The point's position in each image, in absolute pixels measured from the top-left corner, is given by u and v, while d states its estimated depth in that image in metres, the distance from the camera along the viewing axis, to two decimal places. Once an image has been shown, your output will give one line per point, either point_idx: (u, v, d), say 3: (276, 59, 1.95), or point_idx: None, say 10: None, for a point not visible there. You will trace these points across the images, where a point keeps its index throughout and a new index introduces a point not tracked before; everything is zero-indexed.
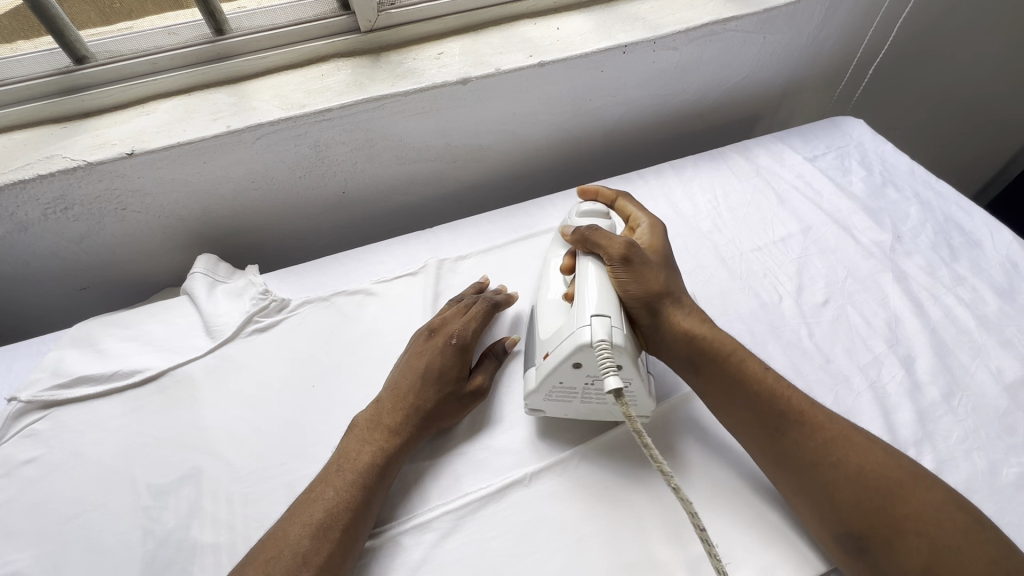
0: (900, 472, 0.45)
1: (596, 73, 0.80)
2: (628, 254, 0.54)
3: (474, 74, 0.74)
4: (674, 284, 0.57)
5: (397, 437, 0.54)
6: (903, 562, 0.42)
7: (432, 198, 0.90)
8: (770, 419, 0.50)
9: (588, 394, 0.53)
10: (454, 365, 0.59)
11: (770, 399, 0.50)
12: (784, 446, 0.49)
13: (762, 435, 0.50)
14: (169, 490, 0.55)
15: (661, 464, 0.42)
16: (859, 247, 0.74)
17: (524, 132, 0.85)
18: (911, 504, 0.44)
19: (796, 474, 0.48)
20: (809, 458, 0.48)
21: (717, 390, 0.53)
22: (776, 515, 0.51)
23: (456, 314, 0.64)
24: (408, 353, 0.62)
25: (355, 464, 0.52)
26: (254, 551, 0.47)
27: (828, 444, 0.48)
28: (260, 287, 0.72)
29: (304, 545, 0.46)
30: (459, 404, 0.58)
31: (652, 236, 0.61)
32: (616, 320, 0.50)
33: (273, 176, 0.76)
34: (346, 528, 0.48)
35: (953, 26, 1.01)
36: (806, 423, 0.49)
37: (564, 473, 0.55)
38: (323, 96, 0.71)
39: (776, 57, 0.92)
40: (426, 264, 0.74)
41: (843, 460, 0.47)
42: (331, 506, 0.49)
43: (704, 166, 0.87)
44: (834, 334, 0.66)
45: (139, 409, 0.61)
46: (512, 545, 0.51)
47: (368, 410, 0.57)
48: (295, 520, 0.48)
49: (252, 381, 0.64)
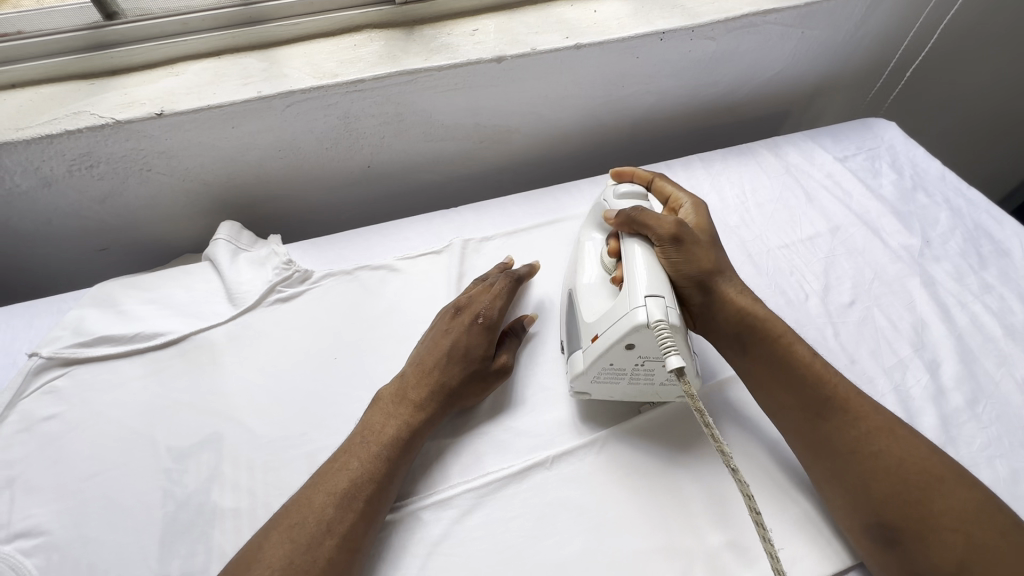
0: (942, 467, 0.45)
1: (631, 59, 0.79)
2: (678, 233, 0.53)
3: (509, 53, 0.72)
4: (723, 262, 0.56)
5: (422, 412, 0.54)
6: (934, 557, 0.42)
7: (456, 177, 0.89)
8: (813, 406, 0.50)
9: (638, 373, 0.51)
10: (480, 344, 0.59)
11: (815, 386, 0.50)
12: (823, 434, 0.49)
13: (804, 421, 0.50)
14: (190, 454, 0.55)
15: (722, 444, 0.40)
16: (887, 250, 0.74)
17: (553, 116, 0.84)
18: (948, 499, 0.44)
19: (833, 462, 0.48)
20: (848, 447, 0.48)
21: (767, 370, 0.52)
22: (803, 505, 0.51)
23: (481, 292, 0.63)
24: (433, 330, 0.61)
25: (380, 437, 0.52)
26: (279, 516, 0.47)
27: (871, 433, 0.48)
28: (284, 257, 0.71)
29: (328, 514, 0.46)
30: (486, 382, 0.58)
31: (697, 216, 0.60)
32: (670, 300, 0.48)
33: (300, 145, 0.75)
34: (369, 498, 0.48)
35: (991, 31, 0.99)
36: (848, 412, 0.49)
37: (588, 455, 0.55)
38: (356, 66, 0.70)
39: (811, 52, 0.90)
40: (450, 244, 0.74)
41: (883, 448, 0.47)
42: (356, 476, 0.49)
43: (733, 160, 0.86)
44: (859, 335, 0.65)
45: (159, 372, 0.61)
46: (533, 526, 0.51)
47: (392, 384, 0.57)
48: (320, 488, 0.48)
49: (274, 350, 0.64)
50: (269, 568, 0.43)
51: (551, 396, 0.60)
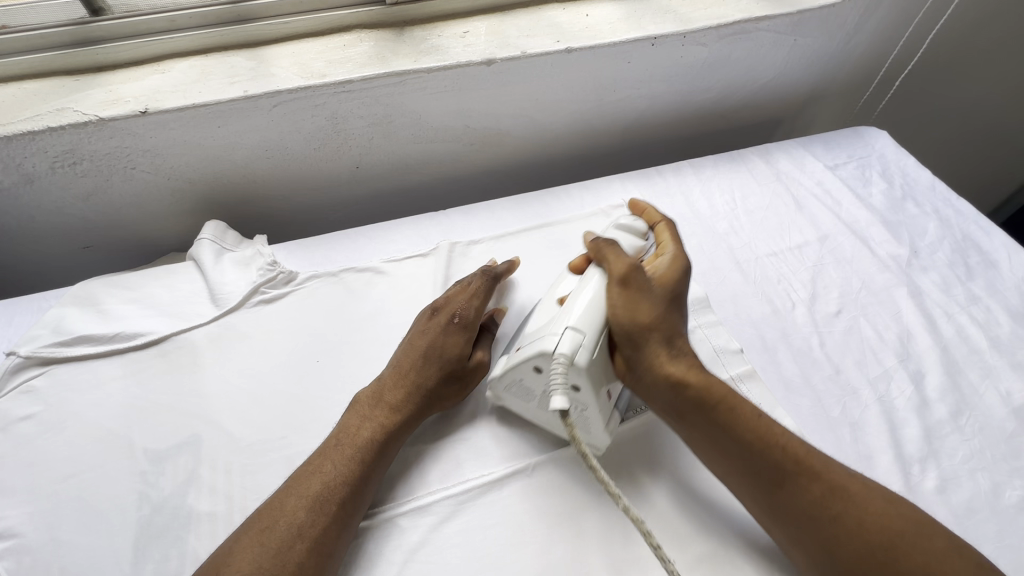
0: (903, 521, 0.44)
1: (622, 64, 0.78)
2: (629, 275, 0.54)
3: (499, 56, 0.72)
4: (673, 323, 0.54)
5: (398, 414, 0.54)
6: None
7: (446, 179, 0.89)
8: (763, 471, 0.48)
9: (545, 400, 0.53)
10: (457, 344, 0.58)
11: (761, 450, 0.48)
12: (779, 500, 0.47)
13: (757, 488, 0.48)
14: (167, 456, 0.55)
15: (610, 486, 0.45)
16: (875, 260, 0.74)
17: (544, 120, 0.84)
18: (914, 556, 0.42)
19: (792, 527, 0.46)
20: (807, 511, 0.45)
21: (701, 437, 0.50)
22: (760, 568, 0.49)
23: (457, 292, 0.62)
24: (409, 331, 0.61)
25: (355, 440, 0.51)
26: (251, 519, 0.46)
27: (828, 494, 0.46)
28: (268, 257, 0.70)
29: (300, 518, 0.46)
30: (464, 382, 0.58)
31: (667, 269, 0.57)
32: (588, 339, 0.50)
33: (288, 146, 0.74)
34: (343, 503, 0.48)
35: (983, 41, 1.00)
36: (802, 473, 0.47)
37: (565, 465, 0.55)
38: (345, 67, 0.70)
39: (804, 60, 0.90)
40: (437, 246, 0.73)
41: (841, 512, 0.45)
42: (330, 480, 0.48)
43: (724, 166, 0.86)
44: (845, 345, 0.65)
45: (139, 373, 0.61)
46: (511, 535, 0.50)
47: (369, 387, 0.56)
48: (293, 492, 0.47)
49: (256, 352, 0.63)
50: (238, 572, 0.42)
51: None
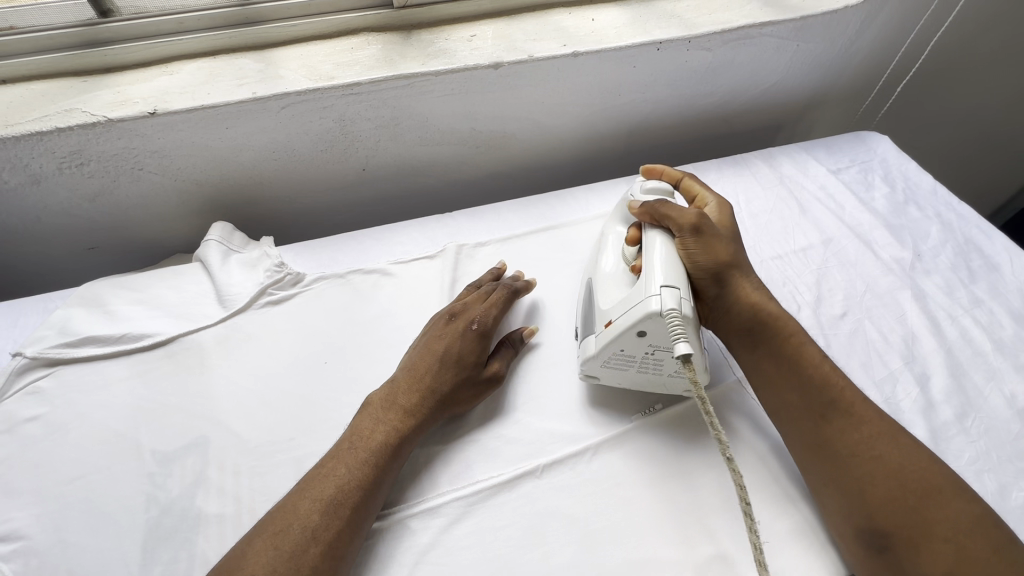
0: (940, 477, 0.46)
1: (628, 68, 0.79)
2: (698, 223, 0.56)
3: (507, 59, 0.73)
4: (742, 257, 0.58)
5: (412, 418, 0.54)
6: (924, 564, 0.43)
7: (452, 182, 0.89)
8: (819, 407, 0.51)
9: (647, 362, 0.54)
10: (473, 350, 0.58)
11: (822, 387, 0.51)
12: (828, 434, 0.50)
13: (808, 420, 0.51)
14: (174, 458, 0.55)
15: (719, 432, 0.45)
16: (878, 263, 0.74)
17: (550, 123, 0.84)
18: (945, 510, 0.44)
19: (832, 463, 0.49)
20: (850, 449, 0.48)
21: (773, 365, 0.54)
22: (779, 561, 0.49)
23: (476, 300, 0.63)
24: (426, 335, 0.61)
25: (368, 443, 0.51)
26: (264, 523, 0.46)
27: (874, 438, 0.48)
28: (276, 259, 0.70)
29: (314, 520, 0.46)
30: (473, 391, 0.57)
31: (721, 214, 0.62)
32: (684, 290, 0.51)
33: (295, 148, 0.74)
34: (357, 505, 0.47)
35: (983, 48, 1.01)
36: (852, 415, 0.50)
37: (577, 466, 0.55)
38: (353, 69, 0.70)
39: (807, 65, 0.91)
40: (444, 248, 0.73)
41: (882, 453, 0.48)
42: (344, 483, 0.48)
43: (728, 170, 0.87)
44: (851, 347, 0.65)
45: (146, 374, 0.60)
46: (522, 535, 0.50)
47: (382, 390, 0.56)
48: (307, 494, 0.47)
49: (264, 353, 0.63)
50: None
51: (544, 404, 0.60)
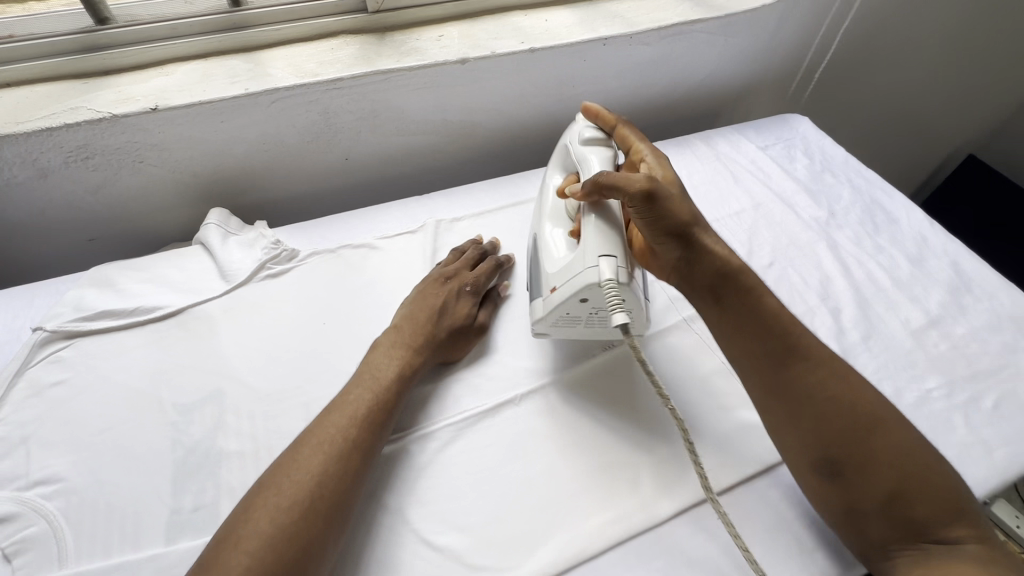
0: (883, 409, 0.52)
1: (580, 61, 0.90)
2: (651, 189, 0.57)
3: (472, 55, 0.82)
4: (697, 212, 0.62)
5: (421, 357, 0.63)
6: (870, 484, 0.49)
7: (427, 169, 0.98)
8: (779, 353, 0.56)
9: (591, 320, 0.62)
10: (467, 308, 0.69)
11: (782, 334, 0.56)
12: (786, 378, 0.55)
13: (769, 366, 0.56)
14: (193, 408, 0.61)
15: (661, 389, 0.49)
16: (800, 221, 0.86)
17: (513, 112, 0.94)
18: (887, 438, 0.50)
19: (792, 402, 0.54)
20: (808, 391, 0.54)
21: (737, 315, 0.58)
22: (714, 456, 0.60)
23: (465, 265, 0.73)
24: (421, 292, 0.69)
25: (389, 372, 0.60)
26: (303, 438, 0.53)
27: (828, 379, 0.54)
28: (271, 239, 0.78)
29: (351, 432, 0.53)
30: (468, 337, 0.67)
31: (662, 170, 0.65)
32: (621, 260, 0.57)
33: (283, 139, 0.82)
34: (383, 421, 0.56)
35: (884, 41, 1.16)
36: (810, 360, 0.55)
37: (549, 394, 0.64)
38: (334, 67, 0.78)
39: (735, 57, 1.04)
40: (424, 224, 0.82)
41: (836, 393, 0.53)
42: (372, 404, 0.56)
43: (671, 150, 0.98)
44: (777, 290, 0.77)
45: (159, 341, 0.67)
46: (504, 450, 0.59)
47: (389, 334, 0.65)
48: (340, 412, 0.55)
49: (267, 318, 0.70)
50: (308, 473, 0.49)
51: (517, 346, 0.69)
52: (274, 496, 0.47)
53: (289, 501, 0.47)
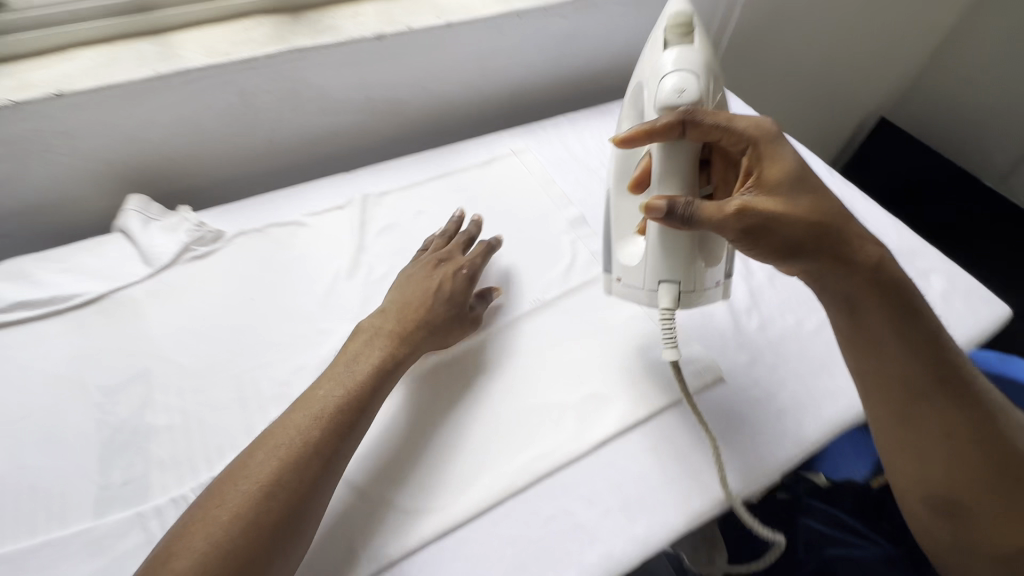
0: (1010, 454, 0.53)
1: (498, 34, 0.92)
2: (752, 224, 0.52)
3: (388, 32, 0.84)
4: (837, 223, 0.55)
5: (405, 345, 0.61)
6: (980, 523, 0.53)
7: (357, 149, 0.98)
8: (923, 386, 0.55)
9: None
10: (463, 290, 0.67)
11: (928, 368, 0.55)
12: (921, 410, 0.55)
13: (902, 394, 0.56)
14: (119, 389, 0.61)
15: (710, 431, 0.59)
16: None
17: (438, 88, 0.96)
18: (1002, 489, 0.53)
19: (917, 435, 0.55)
20: (940, 430, 0.54)
21: (871, 335, 0.56)
22: (633, 390, 0.64)
23: (457, 248, 0.72)
24: (415, 278, 0.67)
25: (364, 365, 0.58)
26: (258, 441, 0.51)
27: (967, 422, 0.54)
28: (194, 221, 0.76)
29: (305, 431, 0.51)
30: (463, 326, 0.66)
31: (775, 164, 0.55)
32: (682, 283, 0.60)
33: (202, 123, 0.81)
34: (351, 422, 0.53)
35: (788, 10, 1.24)
36: (950, 398, 0.54)
37: (478, 347, 0.67)
38: (248, 47, 0.78)
39: (649, 28, 1.09)
40: (352, 199, 0.83)
41: (967, 435, 0.54)
42: (338, 402, 0.54)
43: (594, 118, 1.02)
44: None
45: (80, 328, 0.66)
46: (434, 404, 0.62)
47: (373, 318, 0.63)
48: (301, 410, 0.53)
49: (193, 299, 0.70)
50: (257, 476, 0.48)
51: None
52: (214, 507, 0.46)
53: (231, 513, 0.46)
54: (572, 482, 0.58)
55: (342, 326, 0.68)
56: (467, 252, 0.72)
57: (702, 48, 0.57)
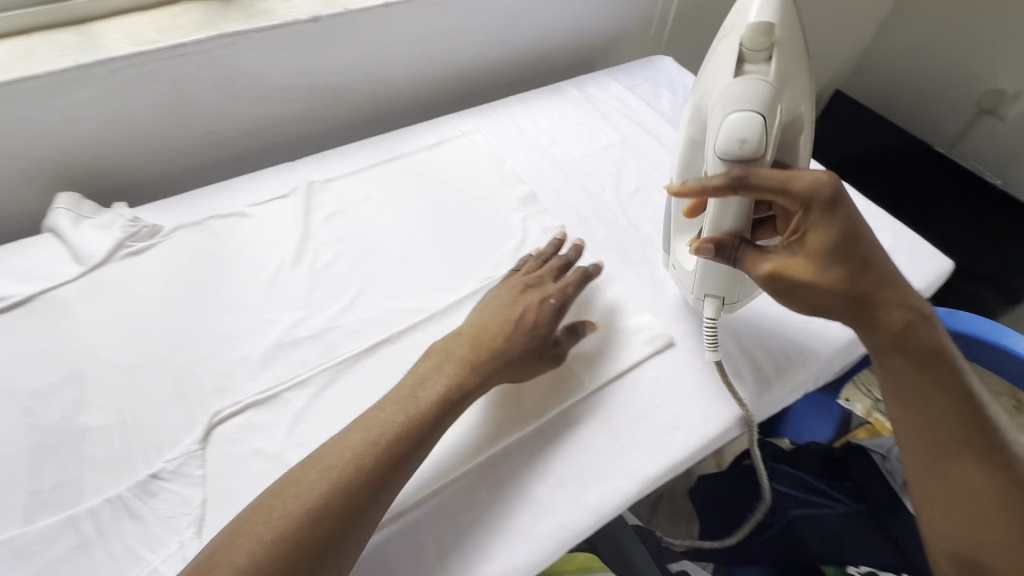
0: None
1: (440, 14, 0.91)
2: (779, 283, 0.56)
3: (324, 14, 0.81)
4: (879, 290, 0.55)
5: (476, 374, 0.57)
6: None
7: (304, 138, 0.96)
8: (959, 434, 0.54)
9: None
10: (547, 323, 0.63)
11: (964, 418, 0.54)
12: (952, 457, 0.54)
13: (933, 438, 0.55)
14: (50, 391, 0.59)
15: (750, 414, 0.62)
16: (663, 149, 0.92)
17: (383, 72, 0.94)
18: None
19: (945, 482, 0.54)
20: (970, 483, 0.53)
21: (903, 380, 0.56)
22: (585, 362, 0.64)
23: (547, 273, 0.68)
24: (499, 304, 0.64)
25: (432, 392, 0.54)
26: (314, 455, 0.50)
27: (1000, 482, 0.52)
28: (129, 217, 0.74)
29: (362, 455, 0.49)
30: (540, 361, 0.61)
31: (826, 236, 0.53)
32: (726, 297, 0.64)
33: (134, 116, 0.78)
34: (405, 453, 0.50)
35: None
36: (986, 455, 0.53)
37: (428, 328, 0.66)
38: (176, 33, 0.76)
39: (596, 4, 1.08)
40: (296, 188, 0.80)
41: (999, 496, 0.52)
42: (399, 429, 0.51)
43: (545, 96, 1.01)
44: (643, 212, 0.82)
45: (7, 332, 0.63)
46: (382, 387, 0.61)
47: (444, 340, 0.60)
48: (360, 429, 0.51)
49: (129, 295, 0.67)
50: (304, 494, 0.46)
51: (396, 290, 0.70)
52: (260, 521, 0.45)
53: (275, 527, 0.44)
54: (527, 451, 0.58)
55: (288, 315, 0.67)
56: (558, 277, 0.68)
57: (772, 70, 0.55)
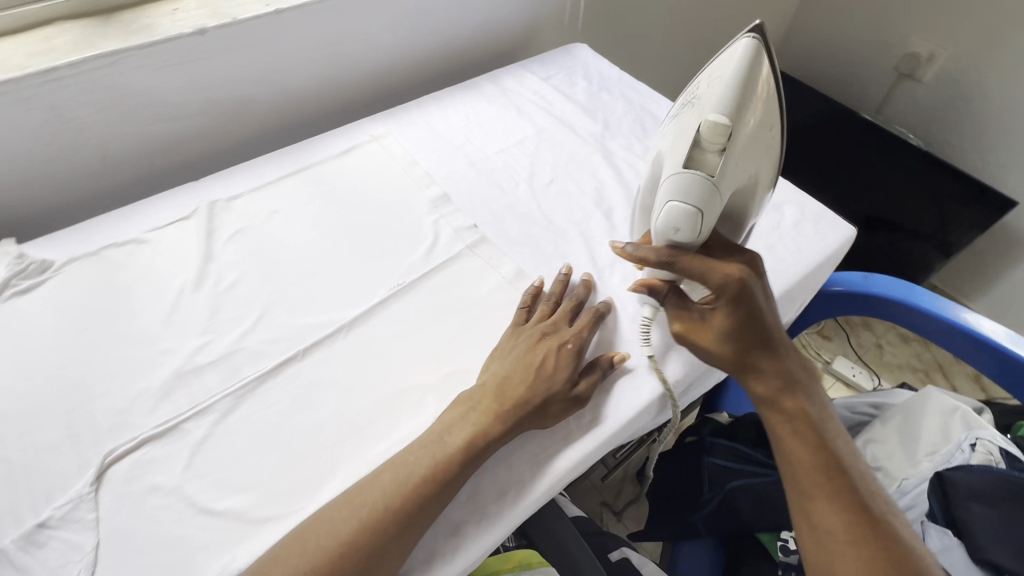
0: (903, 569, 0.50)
1: (338, 17, 0.89)
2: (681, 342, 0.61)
3: (211, 25, 0.78)
4: (763, 353, 0.59)
5: (500, 423, 0.56)
6: None
7: (211, 154, 0.93)
8: (824, 471, 0.55)
9: None
10: (567, 369, 0.60)
11: (828, 458, 0.55)
12: (817, 491, 0.54)
13: (801, 473, 0.56)
14: None
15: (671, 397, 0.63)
16: (578, 138, 0.92)
17: (287, 80, 0.91)
18: None
19: (810, 516, 0.54)
20: (832, 517, 0.53)
21: (778, 423, 0.58)
22: None
23: (563, 318, 0.65)
24: (517, 353, 0.61)
25: (460, 434, 0.55)
26: (348, 494, 0.51)
27: (860, 524, 0.52)
28: (15, 254, 0.70)
29: (390, 497, 0.50)
30: (558, 408, 0.59)
31: (724, 317, 0.58)
32: None
33: (13, 150, 0.74)
34: (434, 494, 0.51)
35: None
36: (849, 495, 0.54)
37: (336, 342, 0.65)
38: (49, 57, 0.72)
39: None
40: (197, 208, 0.78)
41: (861, 534, 0.52)
42: (428, 472, 0.52)
43: (458, 94, 1.00)
44: (558, 204, 0.82)
45: None
46: (287, 408, 0.59)
47: (470, 390, 0.59)
48: (388, 472, 0.52)
49: (16, 337, 0.64)
50: (331, 534, 0.48)
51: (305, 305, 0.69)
52: (296, 554, 0.47)
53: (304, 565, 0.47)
54: None
55: (189, 342, 0.64)
56: (572, 322, 0.66)
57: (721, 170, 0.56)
